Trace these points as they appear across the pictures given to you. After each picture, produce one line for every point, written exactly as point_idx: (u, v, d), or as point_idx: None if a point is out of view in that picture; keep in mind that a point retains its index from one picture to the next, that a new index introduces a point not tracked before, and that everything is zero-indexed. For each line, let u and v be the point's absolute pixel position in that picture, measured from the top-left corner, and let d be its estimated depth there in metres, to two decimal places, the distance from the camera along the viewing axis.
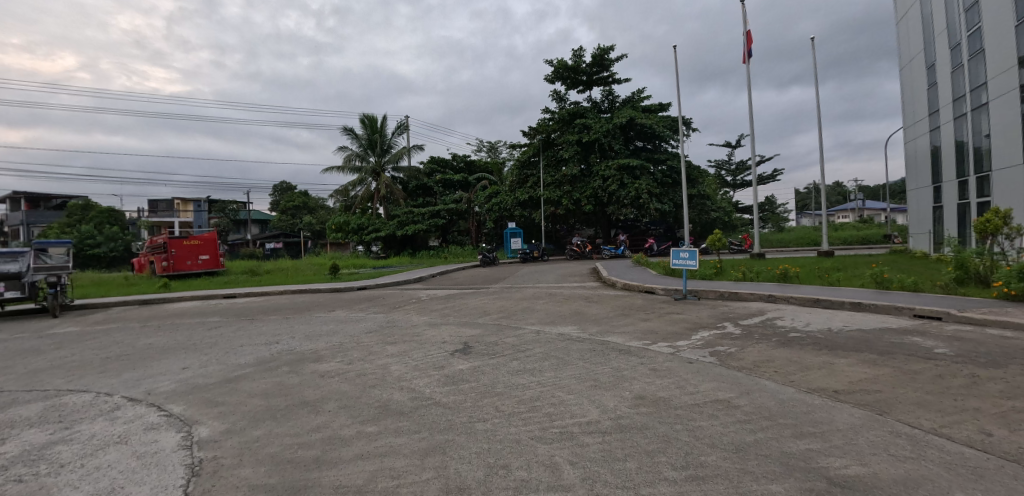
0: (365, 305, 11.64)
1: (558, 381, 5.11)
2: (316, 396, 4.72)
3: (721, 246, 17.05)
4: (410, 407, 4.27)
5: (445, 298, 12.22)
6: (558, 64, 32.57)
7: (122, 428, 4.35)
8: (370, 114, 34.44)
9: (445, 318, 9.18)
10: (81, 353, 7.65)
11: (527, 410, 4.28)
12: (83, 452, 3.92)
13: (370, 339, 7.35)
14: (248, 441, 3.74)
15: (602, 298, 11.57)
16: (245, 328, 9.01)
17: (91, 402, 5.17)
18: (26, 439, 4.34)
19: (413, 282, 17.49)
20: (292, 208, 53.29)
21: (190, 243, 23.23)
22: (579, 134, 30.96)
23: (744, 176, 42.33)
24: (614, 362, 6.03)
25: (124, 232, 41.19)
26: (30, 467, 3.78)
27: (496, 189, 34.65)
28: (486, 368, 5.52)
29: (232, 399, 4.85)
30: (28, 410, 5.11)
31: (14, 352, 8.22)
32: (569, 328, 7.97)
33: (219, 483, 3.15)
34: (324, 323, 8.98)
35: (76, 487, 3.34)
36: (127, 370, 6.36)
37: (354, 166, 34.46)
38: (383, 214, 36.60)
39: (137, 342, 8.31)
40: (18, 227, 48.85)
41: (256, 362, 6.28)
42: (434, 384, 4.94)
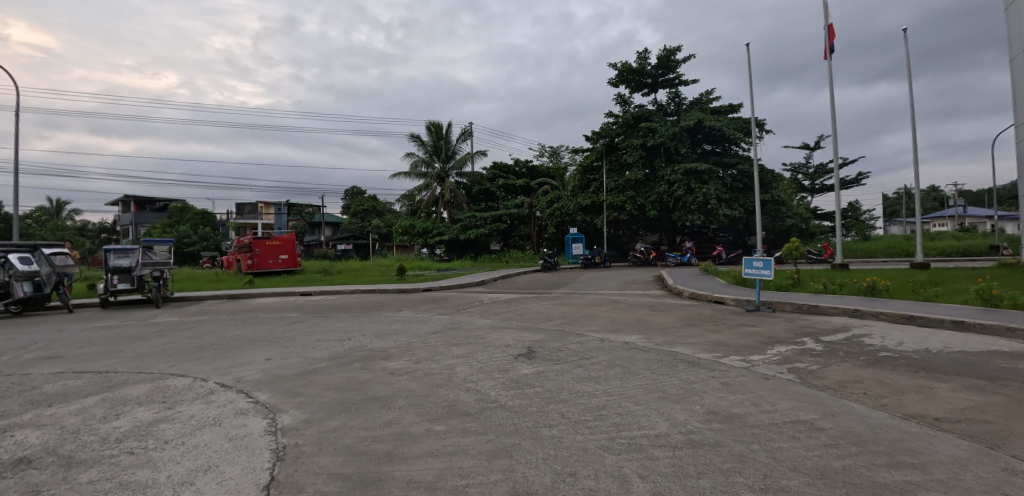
0: (430, 306, 11.98)
1: (623, 391, 4.96)
2: (386, 392, 4.89)
3: (799, 255, 15.90)
4: (476, 408, 4.31)
5: (507, 302, 12.29)
6: (621, 67, 32.03)
7: (216, 411, 4.73)
8: (436, 121, 35.54)
9: (508, 321, 9.24)
10: (181, 341, 8.46)
11: (593, 419, 4.17)
12: (182, 430, 4.32)
13: (435, 340, 7.54)
14: (327, 431, 3.93)
15: (668, 307, 11.16)
16: (321, 324, 9.55)
17: (190, 385, 5.68)
18: (137, 416, 4.85)
19: (475, 285, 17.76)
20: (361, 211, 56.07)
21: (272, 243, 25.08)
22: (644, 138, 30.17)
23: (824, 180, 39.37)
24: (683, 374, 5.77)
25: (214, 233, 45.25)
26: (140, 441, 4.22)
27: (558, 194, 34.53)
28: (550, 374, 5.47)
29: (310, 391, 5.13)
30: (139, 390, 5.70)
31: (129, 337, 9.25)
32: (633, 336, 7.76)
33: (301, 469, 3.34)
34: (392, 322, 9.34)
35: (177, 463, 3.67)
36: (218, 358, 6.93)
37: (419, 172, 35.79)
38: (447, 218, 37.58)
39: (227, 332, 9.06)
40: (129, 228, 55.10)
41: (331, 356, 6.63)
42: (499, 387, 4.97)
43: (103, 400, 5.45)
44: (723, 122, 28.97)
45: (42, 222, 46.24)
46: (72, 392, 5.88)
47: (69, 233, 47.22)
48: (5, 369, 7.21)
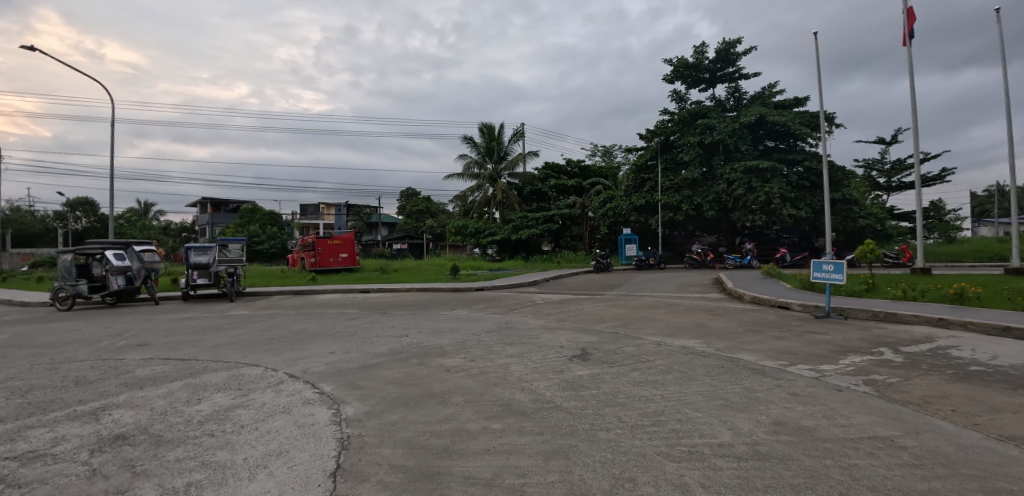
0: (484, 305, 12.13)
1: (682, 397, 4.78)
2: (443, 389, 4.98)
3: (873, 259, 14.75)
4: (531, 408, 4.30)
5: (559, 303, 12.21)
6: (677, 62, 31.07)
7: (286, 400, 5.02)
8: (488, 122, 36.02)
9: (562, 322, 9.17)
10: (254, 333, 9.06)
11: (651, 424, 4.06)
12: (256, 416, 4.61)
13: (489, 338, 7.62)
14: (387, 424, 4.06)
15: (728, 311, 10.67)
16: (379, 320, 9.90)
17: (262, 375, 6.06)
18: (216, 401, 5.24)
19: (527, 286, 17.79)
20: (416, 212, 57.74)
21: (333, 242, 26.34)
22: (702, 135, 29.10)
23: (902, 177, 36.29)
24: (746, 382, 5.49)
25: (281, 232, 48.16)
26: (219, 424, 4.55)
27: (611, 194, 34.01)
28: (605, 377, 5.37)
29: (370, 384, 5.31)
30: (218, 377, 6.15)
31: (210, 328, 10.04)
32: (692, 341, 7.49)
33: (364, 459, 3.46)
34: (447, 320, 9.55)
35: (252, 447, 3.93)
36: (285, 350, 7.34)
37: (472, 173, 36.47)
38: (499, 218, 38.00)
39: (294, 326, 9.61)
40: (206, 227, 59.71)
41: (389, 352, 6.85)
42: (554, 387, 4.93)
43: (187, 384, 5.92)
44: (788, 116, 27.46)
45: (134, 222, 51.09)
46: (159, 376, 6.43)
47: (155, 232, 51.79)
48: (104, 355, 8.00)
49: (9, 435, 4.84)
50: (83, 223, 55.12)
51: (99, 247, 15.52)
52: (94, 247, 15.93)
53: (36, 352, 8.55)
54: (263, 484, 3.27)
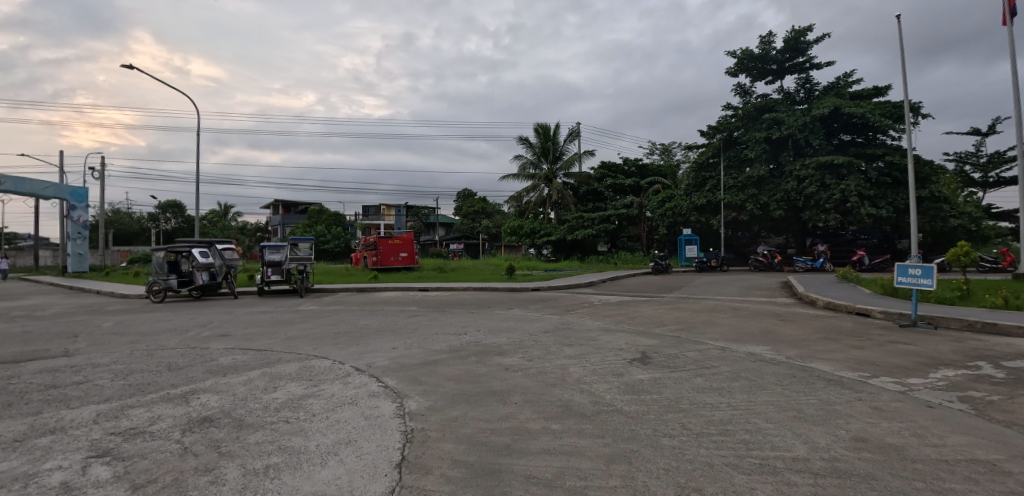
0: (540, 306, 12.15)
1: (751, 406, 4.54)
2: (502, 387, 5.03)
3: (968, 263, 13.32)
4: (591, 410, 4.25)
5: (617, 305, 11.95)
6: (741, 54, 29.64)
7: (353, 392, 5.26)
8: (544, 123, 36.04)
9: (620, 325, 8.98)
10: (322, 327, 9.58)
11: (718, 433, 3.88)
12: (326, 406, 4.87)
13: (547, 339, 7.61)
14: (449, 420, 4.15)
15: (800, 317, 10.01)
16: (439, 318, 10.15)
17: (331, 367, 6.39)
18: (290, 390, 5.59)
19: (584, 286, 17.61)
20: (472, 212, 58.95)
21: (394, 242, 27.35)
22: (768, 130, 27.58)
23: (1002, 171, 32.54)
24: (822, 393, 5.12)
25: (345, 232, 50.67)
26: (293, 412, 4.84)
27: (670, 193, 33.01)
28: (667, 382, 5.21)
29: (432, 380, 5.46)
30: (291, 367, 6.56)
31: (284, 321, 10.72)
32: (760, 347, 7.10)
33: (427, 453, 3.56)
34: (504, 320, 9.64)
35: (323, 434, 4.16)
36: (351, 344, 7.70)
37: (528, 173, 36.64)
38: (554, 218, 37.99)
39: (359, 322, 10.07)
40: (278, 228, 63.92)
41: (449, 349, 7.02)
42: (614, 391, 4.84)
43: (265, 373, 6.36)
44: (867, 107, 25.41)
45: (216, 223, 55.61)
46: (240, 365, 6.95)
47: (233, 232, 56.18)
48: (192, 343, 8.75)
49: (116, 412, 5.41)
50: (172, 224, 60.72)
51: (187, 245, 17.01)
52: (183, 245, 17.46)
53: (136, 340, 9.49)
54: (334, 471, 3.44)
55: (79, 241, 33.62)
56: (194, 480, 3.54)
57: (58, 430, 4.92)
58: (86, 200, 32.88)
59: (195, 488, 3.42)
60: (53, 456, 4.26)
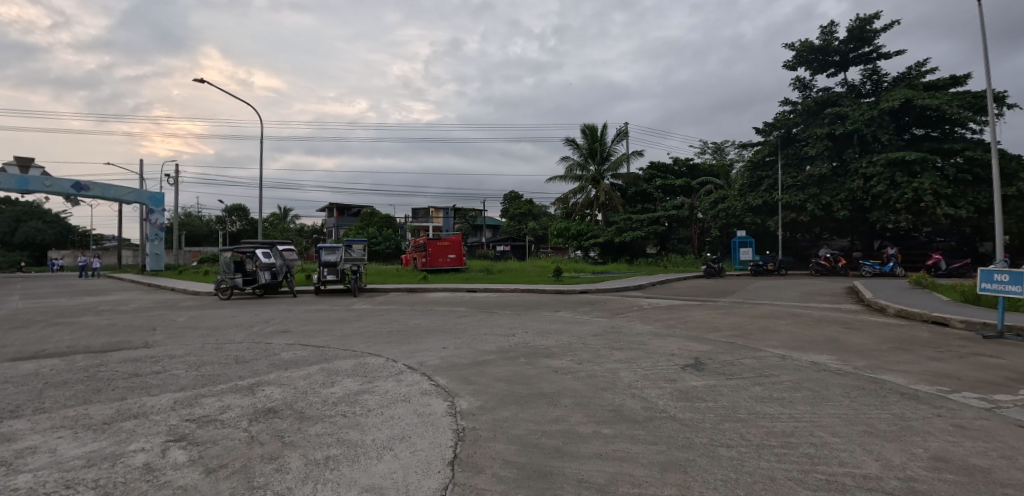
0: (588, 308, 12.05)
1: (815, 418, 4.30)
2: (552, 390, 5.03)
3: None
4: (644, 416, 4.17)
5: (667, 309, 11.65)
6: (800, 47, 28.14)
7: (406, 389, 5.42)
8: (591, 124, 35.75)
9: (671, 329, 8.75)
10: (375, 326, 9.94)
11: (780, 445, 3.69)
12: (381, 402, 5.05)
13: (596, 342, 7.53)
14: (499, 420, 4.20)
15: (869, 325, 9.35)
16: (487, 319, 10.25)
17: (385, 364, 6.62)
18: (347, 385, 5.84)
19: (632, 290, 17.30)
20: (519, 214, 59.60)
21: (443, 243, 27.93)
22: (831, 125, 26.00)
23: None
24: (895, 408, 4.77)
25: (395, 234, 52.34)
26: (350, 406, 5.05)
27: (723, 194, 31.80)
28: (723, 389, 5.02)
29: (481, 380, 5.54)
30: (348, 364, 6.85)
31: (340, 319, 11.22)
32: (823, 356, 6.71)
33: (478, 452, 3.62)
34: (552, 322, 9.62)
35: (379, 430, 4.30)
36: (402, 343, 7.93)
37: (574, 175, 36.40)
38: (602, 220, 37.65)
39: (410, 321, 10.36)
40: (333, 230, 66.95)
41: (498, 350, 7.07)
42: (667, 397, 4.72)
43: (323, 369, 6.67)
44: (943, 99, 23.43)
45: (276, 225, 58.91)
46: (299, 360, 7.32)
47: (292, 234, 59.30)
48: (257, 338, 9.31)
49: (191, 400, 5.85)
50: (238, 226, 64.97)
51: (251, 246, 18.10)
52: (247, 246, 18.61)
53: (207, 334, 10.21)
54: (389, 465, 3.56)
55: (157, 242, 36.61)
56: (261, 467, 3.77)
57: (140, 415, 5.38)
58: (162, 204, 35.77)
59: (263, 474, 3.64)
60: (138, 438, 4.66)
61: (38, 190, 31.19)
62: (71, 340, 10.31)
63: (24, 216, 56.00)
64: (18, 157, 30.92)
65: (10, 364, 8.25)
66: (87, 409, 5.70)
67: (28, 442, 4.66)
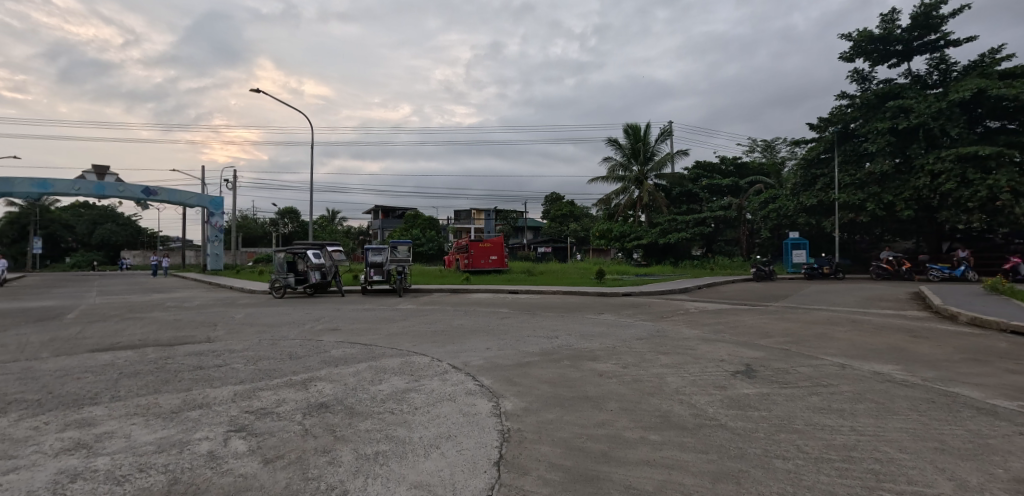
0: (632, 311, 11.86)
1: (879, 432, 4.06)
2: (597, 393, 5.00)
3: None
4: (693, 424, 4.06)
5: (715, 313, 11.29)
6: (858, 37, 26.57)
7: (451, 389, 5.51)
8: (634, 123, 35.18)
9: (720, 334, 8.46)
10: (420, 326, 10.15)
11: (841, 460, 3.50)
12: (427, 400, 5.17)
13: (641, 346, 7.39)
14: (544, 422, 4.20)
15: (939, 333, 8.69)
16: (530, 321, 10.28)
17: (430, 363, 6.76)
18: (395, 383, 6.01)
19: (677, 292, 16.88)
20: (560, 215, 59.77)
21: (485, 245, 28.23)
22: (893, 119, 24.37)
23: None
24: (970, 424, 4.42)
25: (438, 236, 53.43)
26: (398, 404, 5.20)
27: (774, 194, 30.53)
28: (777, 398, 4.82)
29: (526, 382, 5.56)
30: (395, 362, 7.06)
31: (387, 318, 11.55)
32: (887, 367, 6.30)
33: (525, 454, 3.64)
34: (596, 325, 9.52)
35: (425, 428, 4.41)
36: (447, 343, 8.06)
37: (617, 175, 35.85)
38: (645, 221, 37.04)
39: (453, 321, 10.54)
40: (378, 231, 69.09)
41: (542, 352, 7.07)
42: (717, 404, 4.58)
43: (371, 366, 6.88)
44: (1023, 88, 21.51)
45: (326, 227, 61.36)
46: (349, 357, 7.60)
47: (340, 236, 61.56)
48: (309, 336, 9.73)
49: (249, 393, 6.19)
50: (290, 228, 68.17)
51: (302, 247, 18.92)
52: (299, 247, 19.49)
53: (264, 330, 10.77)
54: (436, 463, 3.64)
55: (217, 243, 38.96)
56: (315, 459, 3.95)
57: (204, 405, 5.74)
58: (222, 207, 38.04)
59: (316, 466, 3.80)
60: (202, 427, 4.98)
61: (113, 196, 33.92)
62: (142, 334, 11.13)
63: (101, 219, 61.12)
64: (96, 165, 33.92)
65: (91, 355, 9.00)
66: (157, 398, 6.15)
67: (106, 427, 5.06)
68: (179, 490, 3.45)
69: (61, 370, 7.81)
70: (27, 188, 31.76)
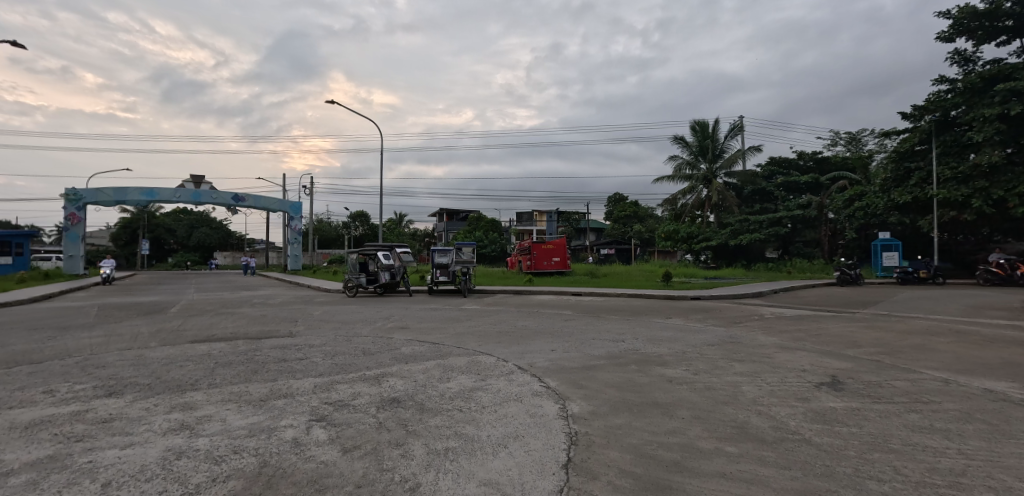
0: (702, 316, 11.40)
1: (992, 457, 3.63)
2: (667, 399, 4.87)
3: None
4: (773, 437, 3.85)
5: (794, 319, 10.61)
6: (958, 14, 23.86)
7: (517, 389, 5.59)
8: (702, 120, 33.76)
9: (800, 342, 7.94)
10: (485, 326, 10.36)
11: (947, 485, 3.18)
12: (494, 399, 5.28)
13: (713, 352, 7.09)
14: (612, 427, 4.17)
15: None
16: (595, 323, 10.18)
17: (496, 363, 6.90)
18: (462, 381, 6.20)
19: (751, 297, 16.00)
20: (624, 217, 59.10)
21: (547, 246, 28.25)
22: (1004, 104, 21.62)
23: None
24: None
25: (500, 237, 54.18)
26: (466, 402, 5.35)
27: (860, 191, 28.06)
28: (869, 414, 4.46)
29: (592, 385, 5.53)
30: (462, 361, 7.26)
31: (453, 318, 11.90)
32: (1001, 384, 5.60)
33: (593, 458, 3.63)
34: (663, 329, 9.25)
35: (494, 427, 4.51)
36: (512, 344, 8.18)
37: (683, 174, 34.54)
38: (714, 222, 35.55)
39: (518, 323, 10.65)
40: (443, 234, 71.15)
41: (608, 355, 7.00)
42: (799, 417, 4.31)
43: (440, 364, 7.14)
44: None
45: (393, 230, 64.14)
46: (419, 355, 7.92)
47: (406, 238, 64.08)
48: (381, 333, 10.23)
49: (328, 385, 6.62)
50: (360, 230, 71.85)
51: (373, 248, 19.90)
52: (370, 248, 20.50)
53: (340, 327, 11.46)
54: (505, 462, 3.72)
55: (296, 245, 41.86)
56: (389, 452, 4.16)
57: (288, 395, 6.22)
58: (301, 212, 40.81)
59: (391, 458, 4.02)
60: (287, 415, 5.41)
61: (208, 202, 37.41)
62: (234, 328, 12.22)
63: (198, 223, 67.67)
64: (194, 175, 37.61)
65: (190, 345, 10.01)
66: (248, 387, 6.75)
67: (204, 411, 5.63)
68: (269, 472, 3.77)
69: (168, 358, 8.77)
70: (137, 196, 35.79)
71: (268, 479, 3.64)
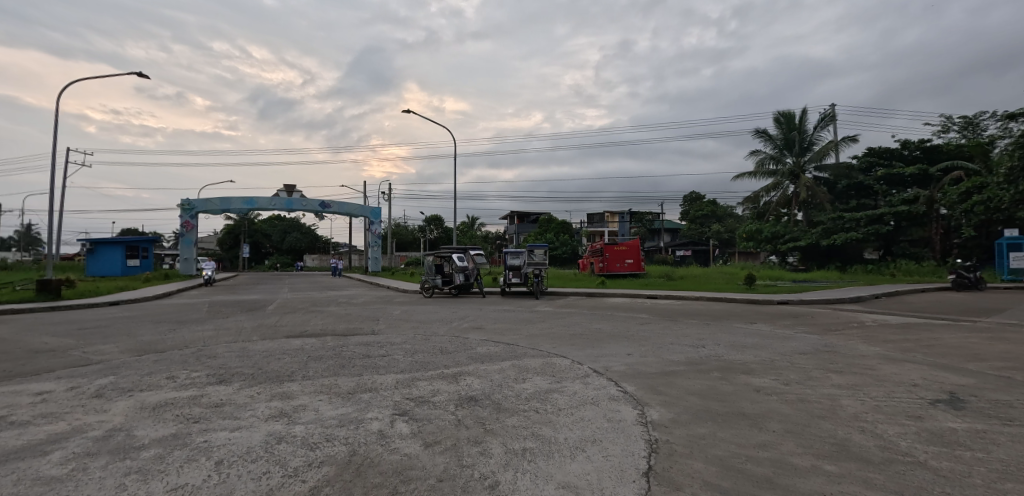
0: (791, 322, 10.64)
1: None
2: (755, 410, 4.63)
3: None
4: (880, 458, 3.54)
5: (902, 327, 9.59)
6: None
7: (593, 393, 5.58)
8: (787, 110, 31.50)
9: (910, 354, 7.17)
10: (559, 328, 10.39)
11: None
12: (570, 402, 5.31)
13: (806, 361, 6.61)
14: (695, 436, 4.04)
15: None
16: (672, 327, 9.88)
17: (571, 366, 6.91)
18: (537, 383, 6.27)
19: (848, 302, 14.65)
20: (701, 217, 56.59)
21: (620, 248, 27.68)
22: None
23: None
24: None
25: (570, 240, 53.99)
26: (541, 403, 5.43)
27: (979, 182, 24.72)
28: (999, 437, 3.94)
29: (672, 392, 5.37)
30: (536, 362, 7.35)
31: (527, 319, 12.08)
32: None
33: (675, 467, 3.56)
34: (748, 335, 8.76)
35: (570, 430, 4.54)
36: (587, 347, 8.15)
37: (766, 170, 32.42)
38: (803, 220, 33.08)
39: (592, 325, 10.57)
40: (514, 236, 72.23)
41: (688, 362, 6.75)
42: (911, 438, 3.91)
43: (514, 365, 7.28)
44: None
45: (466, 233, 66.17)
46: (494, 355, 8.12)
47: (478, 240, 65.81)
48: (457, 333, 10.61)
49: (409, 382, 6.99)
50: (435, 234, 74.79)
51: (448, 251, 20.67)
52: (446, 251, 21.29)
53: (419, 326, 12.01)
54: (583, 466, 3.74)
55: (376, 248, 44.38)
56: (468, 449, 4.33)
57: (373, 389, 6.65)
58: (380, 216, 43.24)
59: (470, 456, 4.18)
60: (372, 408, 5.80)
61: (298, 209, 40.72)
62: (325, 325, 13.22)
63: (290, 228, 73.96)
64: (287, 185, 41.20)
65: (287, 340, 11.00)
66: (337, 380, 7.30)
67: (300, 401, 6.18)
68: (358, 461, 4.07)
69: (268, 351, 9.71)
70: (239, 204, 39.73)
71: (357, 467, 3.94)
